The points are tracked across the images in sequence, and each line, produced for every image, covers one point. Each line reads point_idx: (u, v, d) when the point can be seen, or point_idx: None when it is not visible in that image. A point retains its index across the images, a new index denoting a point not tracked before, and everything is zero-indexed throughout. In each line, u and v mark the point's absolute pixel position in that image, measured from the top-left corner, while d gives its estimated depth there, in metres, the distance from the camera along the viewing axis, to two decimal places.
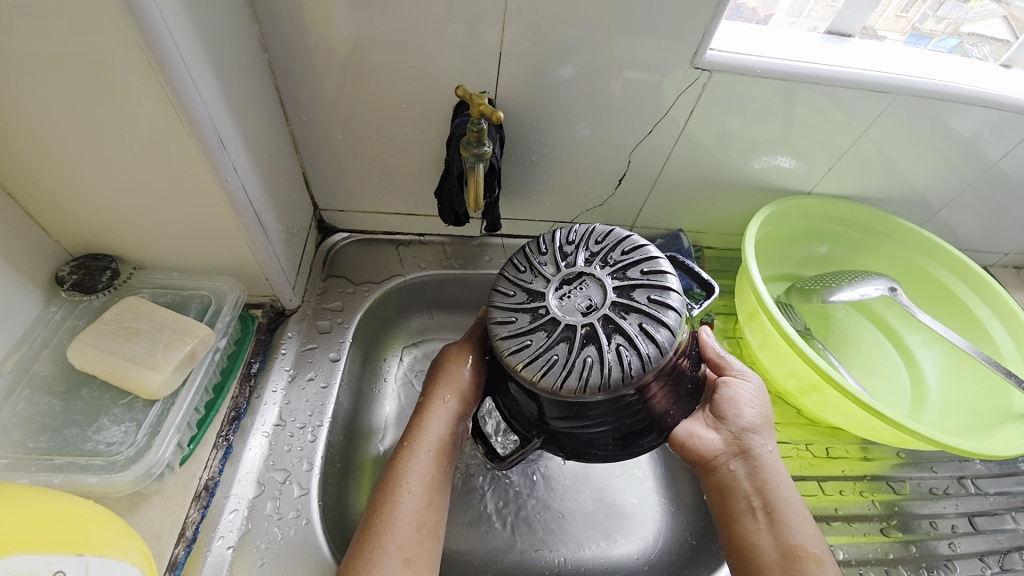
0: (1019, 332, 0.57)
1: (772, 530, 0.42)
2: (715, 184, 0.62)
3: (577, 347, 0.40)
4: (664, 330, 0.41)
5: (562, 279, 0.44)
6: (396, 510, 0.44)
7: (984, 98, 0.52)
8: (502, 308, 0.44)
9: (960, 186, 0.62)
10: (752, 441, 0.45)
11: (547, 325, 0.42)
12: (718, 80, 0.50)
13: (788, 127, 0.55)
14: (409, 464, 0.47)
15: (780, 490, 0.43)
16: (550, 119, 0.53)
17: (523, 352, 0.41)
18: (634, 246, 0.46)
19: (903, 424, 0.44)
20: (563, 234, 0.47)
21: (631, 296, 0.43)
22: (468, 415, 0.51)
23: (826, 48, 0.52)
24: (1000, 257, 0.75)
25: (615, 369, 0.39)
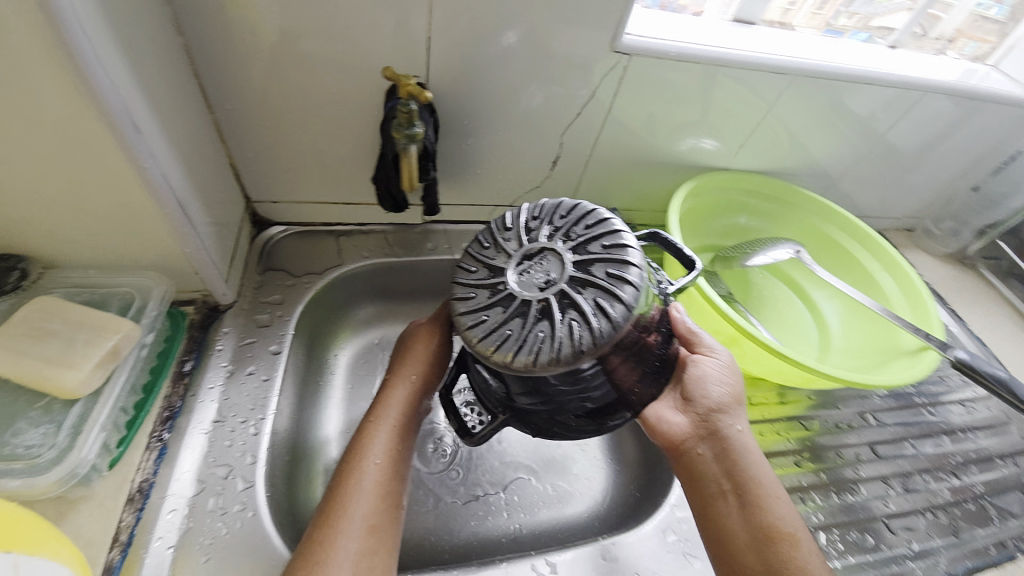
0: (903, 279, 0.63)
1: (743, 511, 0.44)
2: (642, 163, 0.65)
3: (531, 321, 0.41)
4: (619, 304, 0.41)
5: (524, 254, 0.45)
6: (361, 479, 0.45)
7: (866, 78, 0.58)
8: (464, 284, 0.45)
9: (853, 158, 0.70)
10: (718, 422, 0.47)
11: (505, 299, 0.43)
12: (637, 63, 0.53)
13: (702, 108, 0.59)
14: (376, 435, 0.48)
15: (749, 470, 0.45)
16: (481, 104, 0.55)
17: (480, 326, 0.42)
18: (598, 221, 0.46)
19: (811, 366, 0.49)
20: (530, 211, 0.49)
21: (589, 270, 0.44)
22: (430, 391, 0.54)
23: (730, 34, 0.57)
24: (894, 221, 0.83)
25: (565, 343, 0.40)
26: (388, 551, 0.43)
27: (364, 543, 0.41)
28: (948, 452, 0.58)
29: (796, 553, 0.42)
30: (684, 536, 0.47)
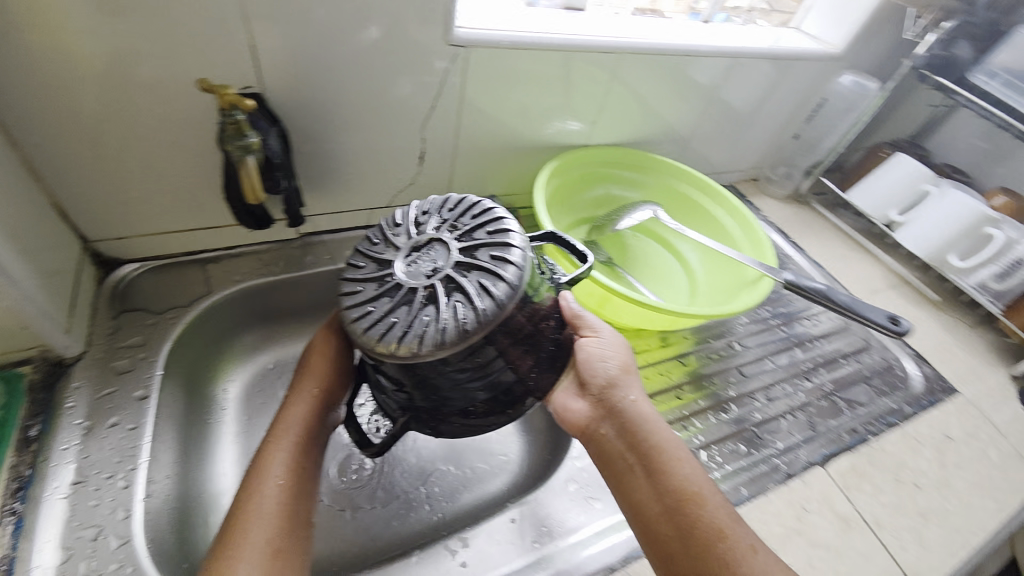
0: (743, 221, 0.72)
1: (652, 483, 0.43)
2: (507, 148, 0.68)
3: (416, 307, 0.39)
4: (503, 284, 0.39)
5: (412, 245, 0.43)
6: (261, 503, 0.42)
7: (683, 51, 0.66)
8: (351, 279, 0.43)
9: (692, 121, 0.78)
10: (614, 397, 0.46)
11: (391, 289, 0.40)
12: (475, 54, 0.54)
13: (548, 92, 0.63)
14: (276, 455, 0.45)
15: (651, 439, 0.44)
16: (330, 109, 0.53)
17: (365, 318, 0.40)
18: (484, 210, 0.45)
19: (670, 308, 0.55)
20: (420, 207, 0.47)
21: (476, 256, 0.42)
22: (334, 405, 0.52)
23: (560, 19, 0.61)
24: (741, 173, 0.94)
25: (450, 325, 0.38)
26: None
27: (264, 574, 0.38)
28: (799, 361, 0.68)
29: (706, 511, 0.41)
30: (586, 482, 0.50)
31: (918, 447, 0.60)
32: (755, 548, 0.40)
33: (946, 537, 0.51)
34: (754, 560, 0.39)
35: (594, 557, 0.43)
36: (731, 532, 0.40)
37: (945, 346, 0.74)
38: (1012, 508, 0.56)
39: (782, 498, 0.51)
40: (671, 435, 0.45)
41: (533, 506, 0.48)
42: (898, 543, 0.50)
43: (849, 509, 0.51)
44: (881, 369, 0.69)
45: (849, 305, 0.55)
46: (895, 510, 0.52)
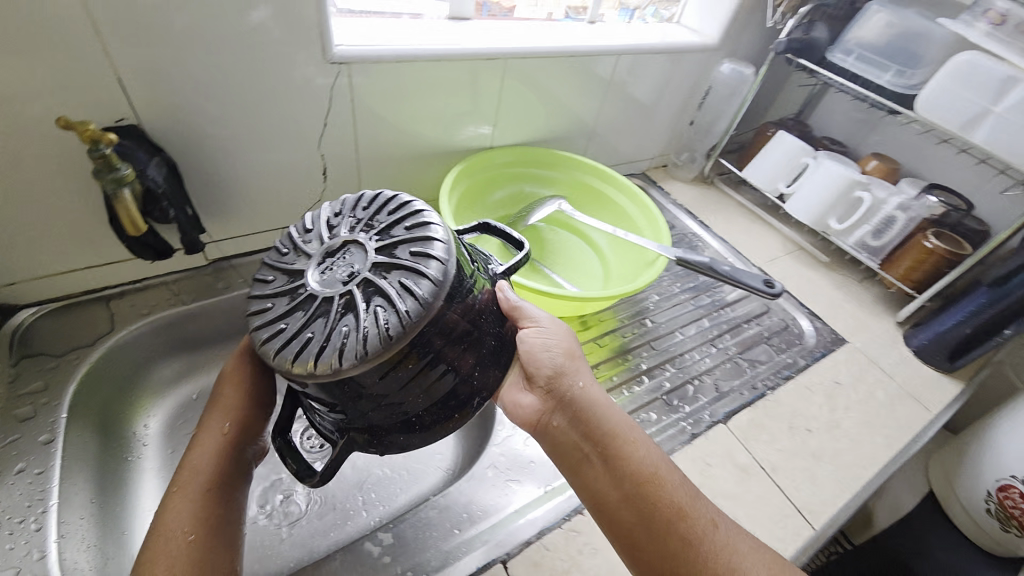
0: (641, 205, 0.77)
1: (608, 469, 0.42)
2: (412, 156, 0.70)
3: (334, 318, 0.35)
4: (427, 281, 0.36)
5: (326, 250, 0.39)
6: (164, 556, 0.39)
7: (567, 52, 0.71)
8: (258, 297, 0.39)
9: (591, 116, 0.83)
10: (563, 386, 0.45)
11: (305, 302, 0.37)
12: (359, 69, 0.56)
13: (441, 98, 0.66)
14: (181, 503, 0.42)
15: (604, 424, 0.44)
16: (219, 133, 0.54)
17: (277, 337, 0.36)
18: (402, 203, 0.41)
19: (564, 294, 0.59)
20: (332, 209, 0.43)
21: (395, 253, 0.38)
22: (254, 436, 0.49)
23: (447, 30, 0.64)
24: (650, 160, 1.01)
25: (371, 334, 0.34)
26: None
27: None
28: (707, 329, 0.74)
29: (668, 489, 0.41)
30: (504, 467, 0.52)
31: (810, 395, 0.66)
32: (715, 521, 0.41)
33: (834, 472, 0.57)
34: (715, 531, 0.40)
35: (513, 531, 0.46)
36: (692, 508, 0.41)
37: (837, 301, 0.82)
38: (893, 440, 0.62)
39: (687, 456, 0.55)
40: (626, 418, 0.45)
41: (454, 496, 0.49)
42: (790, 482, 0.55)
43: (748, 458, 0.56)
44: (779, 329, 0.75)
45: (734, 277, 0.61)
46: (789, 454, 0.57)
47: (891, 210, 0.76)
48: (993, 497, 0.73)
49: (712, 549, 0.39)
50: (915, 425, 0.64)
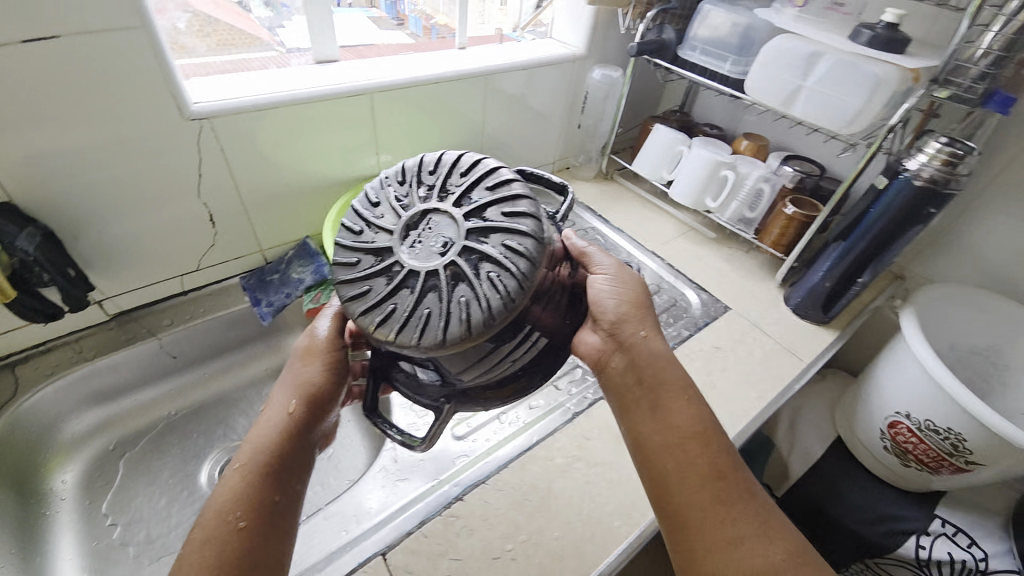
0: None
1: (654, 413, 0.44)
2: (299, 193, 0.74)
3: (448, 291, 0.37)
4: (526, 240, 0.38)
5: (405, 225, 0.39)
6: (214, 546, 0.37)
7: (433, 80, 0.76)
8: (351, 282, 0.39)
9: (476, 132, 0.89)
10: (625, 332, 0.47)
11: (408, 280, 0.37)
12: (219, 122, 0.61)
13: (314, 137, 0.70)
14: (237, 487, 0.40)
15: (655, 372, 0.46)
16: (94, 195, 0.58)
17: (392, 319, 0.37)
18: (469, 164, 0.42)
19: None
20: (393, 179, 0.43)
21: (483, 217, 0.39)
22: (320, 418, 0.47)
23: (311, 73, 0.70)
24: (552, 165, 1.07)
25: (492, 300, 0.36)
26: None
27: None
28: None
29: (711, 448, 0.42)
30: (394, 469, 0.57)
31: (690, 362, 0.71)
32: (753, 491, 0.40)
33: None
34: (751, 499, 0.40)
35: (395, 525, 0.49)
36: (729, 470, 0.41)
37: (726, 273, 0.88)
38: (764, 393, 0.68)
39: (567, 434, 0.59)
40: (685, 375, 0.46)
41: None
42: None
43: None
44: (668, 306, 0.81)
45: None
46: None
47: (755, 183, 0.83)
48: (887, 435, 0.78)
49: (740, 514, 0.39)
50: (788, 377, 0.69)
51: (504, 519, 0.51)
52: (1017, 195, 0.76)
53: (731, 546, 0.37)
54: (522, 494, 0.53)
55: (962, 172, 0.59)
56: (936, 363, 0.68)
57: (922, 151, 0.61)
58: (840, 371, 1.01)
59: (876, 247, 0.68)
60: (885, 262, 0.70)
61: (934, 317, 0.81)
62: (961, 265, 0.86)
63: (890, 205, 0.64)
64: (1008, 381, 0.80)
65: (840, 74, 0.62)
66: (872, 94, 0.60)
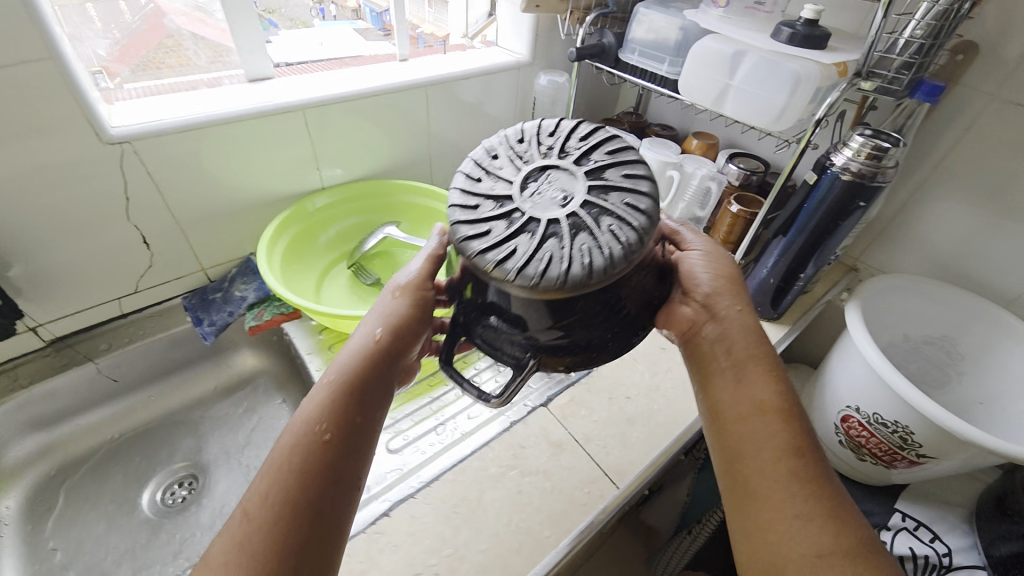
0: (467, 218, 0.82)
1: (740, 384, 0.45)
2: (236, 211, 0.73)
3: (569, 238, 0.37)
4: (645, 199, 0.39)
5: (524, 177, 0.40)
6: (300, 451, 0.38)
7: (370, 92, 0.76)
8: (469, 223, 0.39)
9: (423, 141, 0.89)
10: (717, 305, 0.47)
11: (529, 225, 0.38)
12: (141, 144, 0.60)
13: (246, 154, 0.69)
14: (320, 402, 0.40)
15: (744, 347, 0.46)
16: (16, 223, 0.57)
17: (512, 259, 0.37)
18: (589, 130, 0.44)
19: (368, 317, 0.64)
20: (513, 137, 0.44)
21: (603, 176, 0.41)
22: (405, 351, 0.46)
23: (242, 91, 0.69)
24: None
25: (614, 249, 0.37)
26: (299, 552, 0.35)
27: (265, 536, 0.35)
28: None
29: (792, 428, 0.42)
30: None
31: (636, 362, 0.71)
32: (831, 479, 0.40)
33: (646, 432, 0.61)
34: (826, 486, 0.40)
35: None
36: (807, 452, 0.41)
37: None
38: None
39: (501, 443, 0.58)
40: (775, 358, 0.46)
41: None
42: (601, 449, 0.59)
43: (562, 434, 0.60)
44: None
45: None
46: (604, 424, 0.61)
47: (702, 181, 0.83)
48: (840, 429, 0.77)
49: (807, 492, 0.39)
50: None
51: (430, 533, 0.50)
52: (961, 184, 0.75)
53: (786, 524, 0.38)
54: (450, 506, 0.52)
55: (888, 164, 0.59)
56: (880, 359, 0.67)
57: (847, 146, 0.61)
58: (802, 364, 1.01)
59: (814, 241, 0.68)
60: (829, 253, 0.69)
61: (885, 310, 0.81)
62: (911, 255, 0.85)
63: (822, 200, 0.64)
64: (964, 370, 0.79)
65: (764, 71, 0.62)
66: (794, 89, 0.60)
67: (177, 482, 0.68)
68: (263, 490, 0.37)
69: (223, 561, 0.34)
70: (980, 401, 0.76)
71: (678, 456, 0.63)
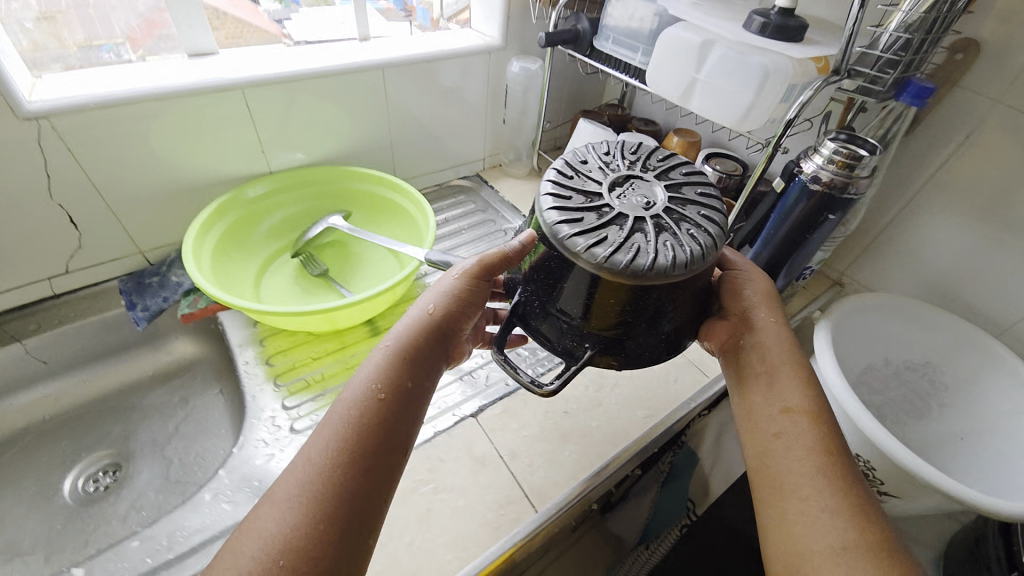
0: (415, 203, 0.78)
1: (769, 387, 0.51)
2: (174, 193, 0.71)
3: (653, 234, 0.43)
4: (715, 215, 0.46)
5: (612, 182, 0.47)
6: (352, 407, 0.40)
7: (318, 73, 0.72)
8: (563, 209, 0.45)
9: (383, 128, 0.85)
10: (755, 319, 0.55)
11: (619, 218, 0.44)
12: (61, 120, 0.58)
13: (181, 134, 0.66)
14: (374, 366, 0.42)
15: (777, 354, 0.53)
16: None
17: (603, 243, 0.42)
18: (665, 155, 0.52)
19: (293, 309, 0.59)
20: (600, 150, 0.52)
21: (680, 192, 0.48)
22: (455, 330, 0.47)
23: (181, 66, 0.66)
24: (482, 162, 1.03)
25: (693, 247, 0.43)
26: (351, 502, 0.36)
27: (320, 480, 0.36)
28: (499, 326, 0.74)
29: (819, 425, 0.48)
30: (222, 487, 0.52)
31: (583, 374, 0.67)
32: (854, 473, 0.46)
33: (578, 451, 0.57)
34: (850, 477, 0.45)
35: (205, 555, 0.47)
36: (835, 451, 0.46)
37: None
38: (656, 410, 0.63)
39: (419, 455, 0.55)
40: (806, 365, 0.53)
41: (166, 524, 0.50)
42: (525, 468, 0.55)
43: (487, 449, 0.56)
44: None
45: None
46: (534, 441, 0.58)
47: None
48: None
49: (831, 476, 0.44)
50: (684, 393, 0.65)
51: None
52: (954, 200, 0.69)
53: (807, 513, 0.43)
54: None
55: (861, 175, 0.53)
56: (845, 389, 0.61)
57: (817, 152, 0.55)
58: None
59: (781, 253, 0.62)
60: (800, 263, 0.63)
61: (864, 331, 0.75)
62: (899, 273, 0.79)
63: (791, 209, 0.58)
64: (946, 402, 0.73)
65: (729, 65, 0.56)
66: (761, 86, 0.54)
67: (101, 470, 0.66)
68: (322, 440, 0.39)
69: (281, 499, 0.36)
70: (960, 437, 0.70)
71: (625, 473, 0.59)
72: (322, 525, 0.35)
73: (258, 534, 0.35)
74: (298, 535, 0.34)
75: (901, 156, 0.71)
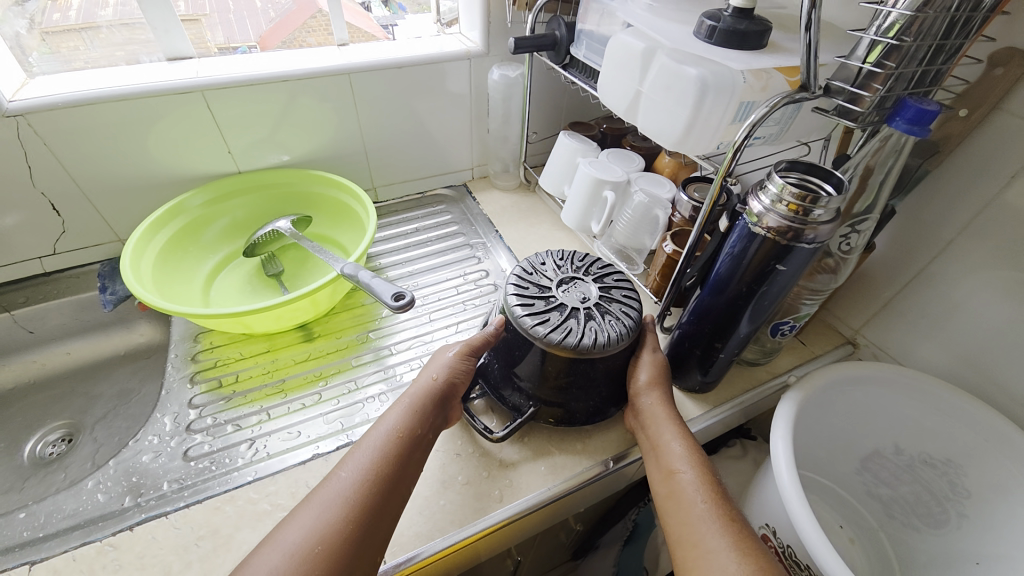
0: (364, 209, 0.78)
1: (660, 464, 0.48)
2: (148, 187, 0.76)
3: (584, 319, 0.51)
4: (635, 311, 0.53)
5: (560, 279, 0.55)
6: (377, 452, 0.45)
7: (279, 77, 0.73)
8: (518, 295, 0.53)
9: (357, 133, 0.85)
10: (642, 400, 0.52)
11: (561, 305, 0.52)
12: (36, 119, 0.63)
13: (148, 134, 0.70)
14: (394, 421, 0.48)
15: (662, 430, 0.49)
16: None
17: (546, 323, 0.50)
18: (606, 264, 0.58)
19: (198, 313, 0.60)
20: (556, 255, 0.58)
21: (610, 291, 0.55)
22: (457, 397, 0.53)
23: (155, 70, 0.71)
24: (470, 172, 1.00)
25: (614, 334, 0.50)
26: (368, 531, 0.41)
27: (353, 504, 0.42)
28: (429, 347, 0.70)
29: (706, 488, 0.44)
30: (106, 478, 0.53)
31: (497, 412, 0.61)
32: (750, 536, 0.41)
33: (454, 503, 0.51)
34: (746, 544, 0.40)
35: (61, 541, 0.48)
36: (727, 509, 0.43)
37: None
38: (563, 465, 0.55)
39: (288, 478, 0.54)
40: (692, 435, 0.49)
41: (46, 504, 0.52)
42: None
43: None
44: None
45: (368, 285, 0.59)
46: None
47: (638, 209, 0.70)
48: None
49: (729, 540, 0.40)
50: (603, 451, 0.57)
51: (158, 561, 0.47)
52: (995, 256, 0.53)
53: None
54: (195, 538, 0.48)
55: (819, 219, 0.42)
56: (793, 482, 0.48)
57: (768, 184, 0.44)
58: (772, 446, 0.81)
59: (732, 306, 0.51)
60: (767, 308, 0.50)
61: (858, 405, 0.61)
62: (930, 340, 0.62)
63: (737, 252, 0.48)
64: (966, 513, 0.56)
65: (667, 79, 0.47)
66: (701, 102, 0.45)
67: (59, 437, 0.72)
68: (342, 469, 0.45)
69: (316, 503, 0.42)
70: (975, 560, 0.54)
71: (513, 530, 0.53)
72: (348, 532, 0.40)
73: (289, 532, 0.40)
74: (327, 538, 0.40)
75: (929, 195, 0.57)
